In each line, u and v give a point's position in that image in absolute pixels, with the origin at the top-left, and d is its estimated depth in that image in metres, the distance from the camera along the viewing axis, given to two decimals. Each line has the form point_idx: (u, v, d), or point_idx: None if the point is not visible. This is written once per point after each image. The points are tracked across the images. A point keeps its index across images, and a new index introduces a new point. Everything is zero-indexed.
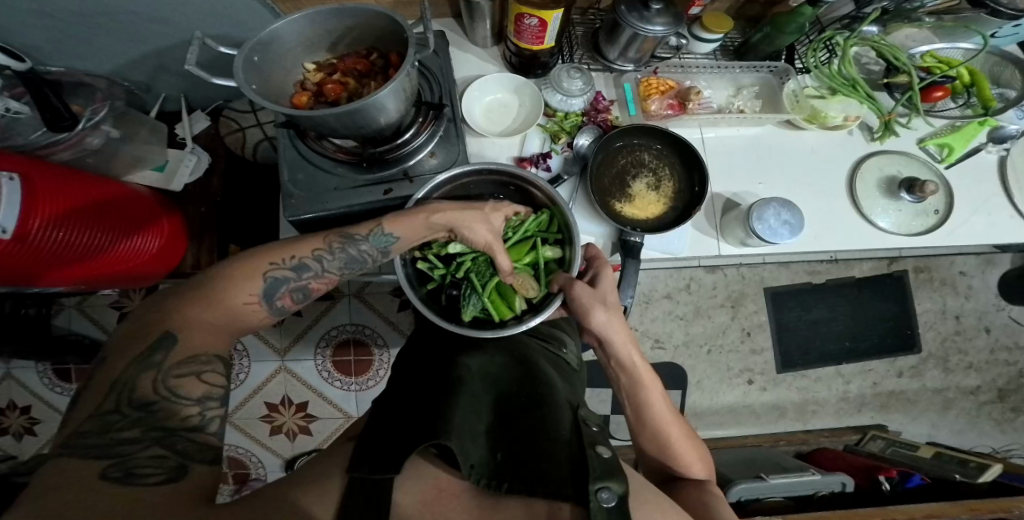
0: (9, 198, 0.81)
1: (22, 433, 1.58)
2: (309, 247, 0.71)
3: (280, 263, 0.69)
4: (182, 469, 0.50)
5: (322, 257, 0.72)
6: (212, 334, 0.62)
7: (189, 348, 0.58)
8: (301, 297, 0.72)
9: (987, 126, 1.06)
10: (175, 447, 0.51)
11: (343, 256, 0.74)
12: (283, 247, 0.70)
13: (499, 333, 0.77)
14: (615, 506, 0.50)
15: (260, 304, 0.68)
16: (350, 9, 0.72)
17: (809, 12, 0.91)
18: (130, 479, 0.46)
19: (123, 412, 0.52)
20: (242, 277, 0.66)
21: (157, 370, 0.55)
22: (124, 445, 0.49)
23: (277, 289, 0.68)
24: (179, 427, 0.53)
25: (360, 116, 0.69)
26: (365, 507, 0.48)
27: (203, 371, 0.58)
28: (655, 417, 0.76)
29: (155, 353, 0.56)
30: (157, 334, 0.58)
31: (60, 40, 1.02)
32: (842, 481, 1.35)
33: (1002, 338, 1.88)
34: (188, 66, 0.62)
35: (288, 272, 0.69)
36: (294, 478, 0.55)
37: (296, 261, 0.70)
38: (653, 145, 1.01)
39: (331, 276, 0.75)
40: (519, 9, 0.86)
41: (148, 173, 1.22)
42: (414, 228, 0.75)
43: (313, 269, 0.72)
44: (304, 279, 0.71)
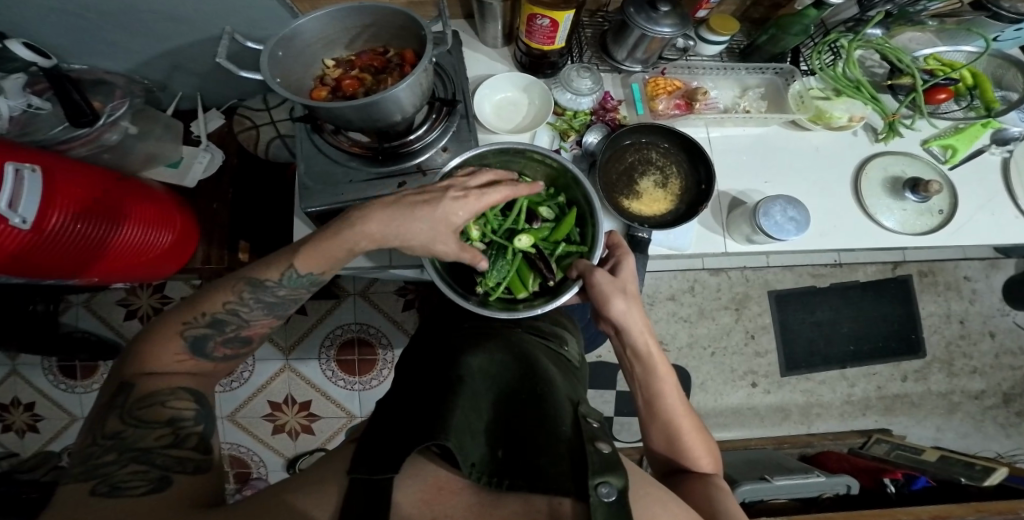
0: (31, 193, 0.82)
1: (24, 430, 1.59)
2: (218, 302, 0.69)
3: (195, 321, 0.67)
4: (164, 480, 0.51)
5: (237, 308, 0.70)
6: (170, 376, 0.63)
7: (147, 386, 0.60)
8: (238, 343, 0.71)
9: (990, 127, 1.08)
10: (154, 461, 0.53)
11: (259, 301, 0.71)
12: (192, 307, 0.68)
13: (512, 314, 0.80)
14: (615, 501, 0.49)
15: (194, 358, 0.67)
16: (369, 8, 0.74)
17: (814, 13, 0.94)
18: (114, 492, 0.48)
19: (99, 443, 0.54)
20: (163, 339, 0.65)
21: (120, 410, 0.57)
22: (105, 465, 0.51)
23: (205, 344, 0.68)
24: (154, 445, 0.55)
25: (376, 109, 0.70)
26: (366, 510, 0.47)
27: (168, 399, 0.60)
28: (667, 409, 0.77)
29: (117, 397, 0.59)
30: (116, 385, 0.61)
31: (81, 38, 1.04)
32: (847, 483, 1.35)
33: (1005, 342, 1.88)
34: (220, 59, 0.64)
35: (207, 328, 0.68)
36: (298, 478, 0.54)
37: (211, 317, 0.68)
38: (660, 143, 1.02)
39: (264, 320, 0.73)
40: (530, 8, 0.87)
41: (162, 169, 1.25)
42: (331, 256, 0.72)
43: (234, 322, 0.70)
44: (231, 332, 0.70)
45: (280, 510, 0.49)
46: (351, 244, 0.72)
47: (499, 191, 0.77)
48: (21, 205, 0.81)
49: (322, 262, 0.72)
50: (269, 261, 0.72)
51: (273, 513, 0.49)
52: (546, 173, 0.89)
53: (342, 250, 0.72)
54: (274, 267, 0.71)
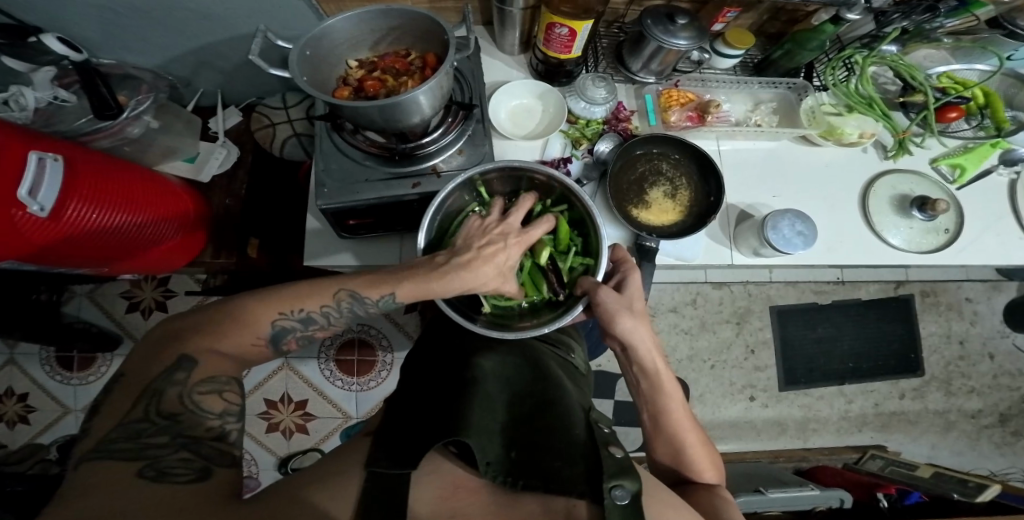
0: (51, 182, 0.83)
1: (16, 421, 1.57)
2: (319, 302, 0.67)
3: (290, 313, 0.66)
4: (207, 472, 0.52)
5: (330, 312, 0.69)
6: (226, 359, 0.62)
7: (210, 367, 0.59)
8: (304, 342, 0.72)
9: (999, 148, 1.09)
10: (201, 452, 0.54)
11: (350, 310, 0.70)
12: (294, 296, 0.67)
13: (519, 336, 0.77)
14: (629, 504, 0.50)
15: (266, 344, 0.67)
16: (396, 11, 0.76)
17: (830, 29, 0.96)
18: (162, 477, 0.49)
19: (151, 421, 0.54)
20: (251, 320, 0.64)
21: (181, 386, 0.56)
22: (156, 448, 0.51)
23: (283, 337, 0.68)
24: (203, 436, 0.55)
25: (397, 111, 0.71)
26: (385, 501, 0.48)
27: (224, 389, 0.60)
28: (672, 423, 0.78)
29: (177, 371, 0.57)
30: (174, 355, 0.58)
31: (110, 33, 1.05)
32: (840, 496, 1.35)
33: (1005, 364, 1.88)
34: (252, 56, 0.65)
35: (296, 322, 0.67)
36: (313, 475, 0.54)
37: (304, 314, 0.67)
38: (671, 155, 1.04)
39: (337, 329, 0.74)
40: (550, 17, 0.89)
41: (178, 163, 1.27)
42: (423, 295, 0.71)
43: (319, 322, 0.70)
44: (310, 329, 0.70)
45: (299, 508, 0.48)
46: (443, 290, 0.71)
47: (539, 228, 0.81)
48: (41, 193, 0.81)
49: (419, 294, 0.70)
50: (373, 276, 0.69)
51: (290, 505, 0.49)
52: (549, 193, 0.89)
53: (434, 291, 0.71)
54: (379, 288, 0.69)
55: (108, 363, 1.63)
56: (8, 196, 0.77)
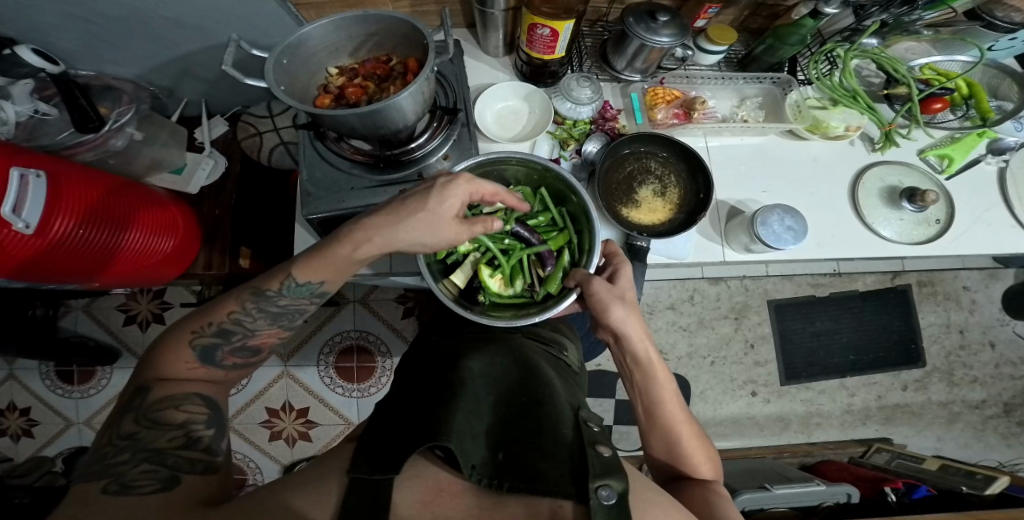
0: (34, 197, 0.82)
1: (19, 435, 1.57)
2: (225, 310, 0.68)
3: (202, 330, 0.66)
4: (173, 480, 0.51)
5: (240, 318, 0.69)
6: (184, 383, 0.63)
7: (163, 390, 0.60)
8: (244, 353, 0.70)
9: (986, 137, 1.09)
10: (165, 462, 0.53)
11: (261, 310, 0.70)
12: (200, 315, 0.68)
13: (512, 323, 0.80)
14: (615, 504, 0.50)
15: (203, 367, 0.66)
16: (373, 16, 0.76)
17: (810, 24, 0.95)
18: (125, 491, 0.48)
19: (114, 444, 0.54)
20: (171, 347, 0.65)
21: (135, 412, 0.57)
22: (118, 465, 0.51)
23: (214, 353, 0.67)
24: (167, 446, 0.55)
25: (379, 117, 0.71)
26: (365, 508, 0.47)
27: (182, 403, 0.60)
28: (666, 417, 0.77)
29: (135, 398, 0.59)
30: (132, 389, 0.60)
31: (91, 44, 1.05)
32: (847, 491, 1.35)
33: (1006, 353, 1.88)
34: (226, 66, 0.65)
35: (214, 337, 0.67)
36: (294, 479, 0.54)
37: (216, 326, 0.67)
38: (660, 152, 1.03)
39: (269, 329, 0.72)
40: (531, 18, 0.89)
41: (166, 175, 1.25)
42: (334, 266, 0.71)
43: (239, 331, 0.69)
44: (238, 339, 0.69)
45: (274, 508, 0.49)
46: (350, 250, 0.70)
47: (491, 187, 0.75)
48: (25, 209, 0.81)
49: (320, 271, 0.71)
50: (270, 272, 0.72)
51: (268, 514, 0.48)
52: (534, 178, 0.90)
53: (342, 260, 0.71)
54: (277, 276, 0.71)
55: (107, 376, 1.63)
56: None
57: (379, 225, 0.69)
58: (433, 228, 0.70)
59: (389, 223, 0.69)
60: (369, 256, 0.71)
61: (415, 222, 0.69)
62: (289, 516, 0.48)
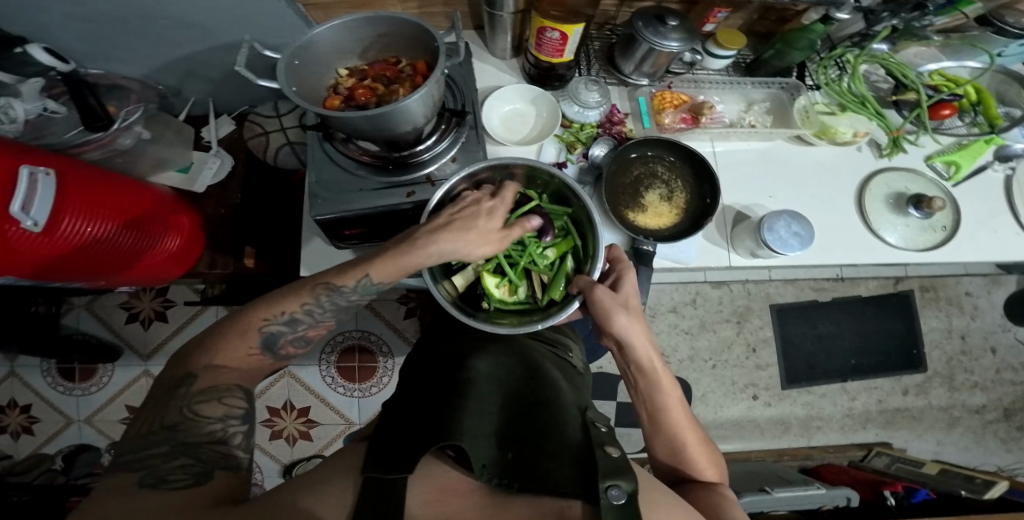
0: (43, 195, 0.82)
1: (19, 433, 1.57)
2: (297, 301, 0.67)
3: (273, 318, 0.66)
4: (205, 476, 0.52)
5: (311, 310, 0.68)
6: (229, 371, 0.62)
7: (208, 380, 0.59)
8: (302, 344, 0.70)
9: (993, 144, 1.09)
10: (199, 456, 0.53)
11: (332, 304, 0.69)
12: (272, 302, 0.67)
13: (515, 330, 0.79)
14: (625, 504, 0.49)
15: (262, 354, 0.66)
16: (382, 18, 0.76)
17: (819, 28, 0.96)
18: (159, 485, 0.49)
19: (155, 432, 0.54)
20: (240, 330, 0.64)
21: (178, 401, 0.57)
22: (153, 458, 0.51)
23: (276, 340, 0.66)
24: (203, 440, 0.55)
25: (388, 120, 0.71)
26: (375, 507, 0.47)
27: (224, 395, 0.59)
28: (671, 422, 0.77)
29: (180, 386, 0.58)
30: (179, 374, 0.59)
31: (99, 43, 1.05)
32: (846, 495, 1.35)
33: (1007, 358, 1.88)
34: (238, 68, 0.65)
35: (282, 326, 0.66)
36: (300, 481, 0.54)
37: (287, 316, 0.67)
38: (666, 157, 1.03)
39: (327, 322, 0.72)
40: (540, 22, 0.89)
41: (172, 174, 1.25)
42: (405, 270, 0.70)
43: (306, 320, 0.68)
44: (301, 330, 0.69)
45: (285, 509, 0.49)
46: (422, 259, 0.70)
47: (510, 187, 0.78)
48: (34, 207, 0.81)
49: (395, 273, 0.70)
50: (343, 266, 0.70)
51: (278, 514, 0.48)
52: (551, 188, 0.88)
53: (415, 263, 0.71)
54: (351, 272, 0.69)
55: (109, 373, 1.62)
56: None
57: (454, 234, 0.71)
58: (489, 240, 0.74)
59: (461, 232, 0.71)
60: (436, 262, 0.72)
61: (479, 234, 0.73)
62: (300, 516, 0.48)
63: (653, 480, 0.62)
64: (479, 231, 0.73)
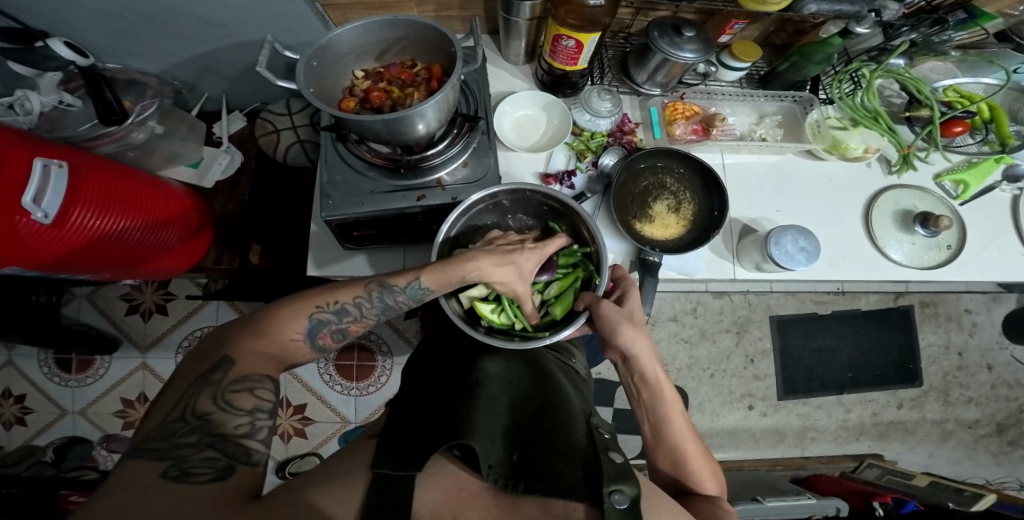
0: (55, 187, 0.82)
1: (12, 423, 1.56)
2: (350, 292, 0.71)
3: (325, 305, 0.69)
4: (230, 470, 0.50)
5: (361, 302, 0.71)
6: (262, 361, 0.62)
7: (243, 367, 0.59)
8: (340, 337, 0.72)
9: (1002, 163, 1.09)
10: (225, 450, 0.52)
11: (381, 301, 0.72)
12: (329, 290, 0.70)
13: (524, 345, 0.76)
14: (628, 508, 0.50)
15: (303, 341, 0.68)
16: (402, 21, 0.76)
17: (839, 43, 0.96)
18: (184, 477, 0.47)
19: (185, 421, 0.53)
20: (289, 314, 0.67)
21: (214, 388, 0.56)
22: (180, 448, 0.50)
23: (319, 329, 0.69)
24: (231, 432, 0.54)
25: (402, 124, 0.71)
26: (389, 505, 0.48)
27: (257, 387, 0.59)
28: (673, 435, 0.77)
29: (214, 372, 0.58)
30: (214, 359, 0.59)
31: (118, 38, 1.05)
32: (836, 505, 1.36)
33: (1003, 375, 1.88)
34: (259, 68, 0.65)
35: (331, 314, 0.69)
36: (306, 478, 0.54)
37: (338, 305, 0.70)
38: (676, 169, 1.04)
39: (371, 320, 0.74)
40: (557, 29, 0.89)
41: (183, 169, 1.26)
42: (448, 281, 0.72)
43: (353, 313, 0.71)
44: (344, 322, 0.71)
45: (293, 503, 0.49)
46: (462, 271, 0.73)
47: (554, 241, 0.82)
48: (45, 199, 0.81)
49: (442, 287, 0.73)
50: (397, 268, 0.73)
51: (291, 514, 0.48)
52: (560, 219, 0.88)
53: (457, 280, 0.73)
54: (404, 274, 0.72)
55: (106, 365, 1.62)
56: (13, 203, 0.76)
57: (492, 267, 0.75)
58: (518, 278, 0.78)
59: (499, 264, 0.75)
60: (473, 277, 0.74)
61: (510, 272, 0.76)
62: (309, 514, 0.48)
63: (654, 487, 0.63)
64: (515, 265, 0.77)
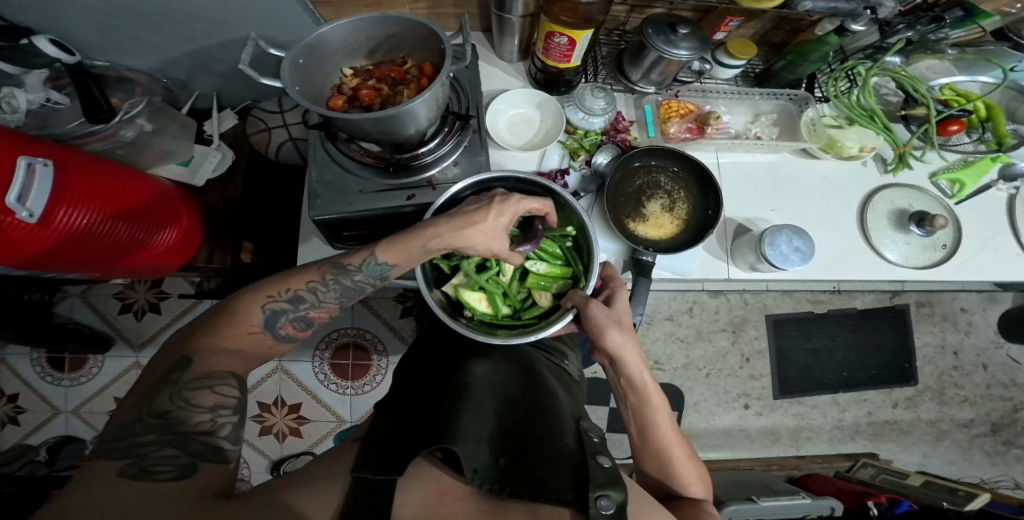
0: (41, 186, 0.81)
1: (5, 422, 1.55)
2: (304, 278, 0.69)
3: (277, 295, 0.67)
4: (192, 467, 0.50)
5: (316, 288, 0.69)
6: (228, 357, 0.62)
7: (203, 366, 0.58)
8: (304, 326, 0.69)
9: (999, 162, 1.09)
10: (187, 448, 0.52)
11: (337, 285, 0.70)
12: (278, 280, 0.68)
13: (508, 340, 0.76)
14: (613, 514, 0.49)
15: (262, 334, 0.66)
16: (392, 19, 0.75)
17: (834, 41, 0.96)
18: (144, 475, 0.47)
19: (143, 421, 0.53)
20: (241, 311, 0.65)
21: (171, 389, 0.55)
22: (141, 446, 0.50)
23: (277, 320, 0.66)
24: (191, 431, 0.53)
25: (392, 122, 0.70)
26: (369, 509, 0.47)
27: (217, 384, 0.58)
28: (659, 438, 0.76)
29: (173, 373, 0.57)
30: (173, 360, 0.58)
31: (106, 35, 1.04)
32: (831, 505, 1.35)
33: (998, 375, 1.89)
34: (242, 66, 0.64)
35: (286, 303, 0.67)
36: (285, 479, 0.53)
37: (292, 293, 0.67)
38: (669, 167, 1.03)
39: (334, 305, 0.72)
40: (551, 26, 0.88)
41: (173, 167, 1.23)
42: (408, 252, 0.71)
43: (309, 299, 0.69)
44: (303, 309, 0.69)
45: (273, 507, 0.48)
46: (424, 241, 0.71)
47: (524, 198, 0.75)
48: (31, 198, 0.80)
49: (401, 256, 0.71)
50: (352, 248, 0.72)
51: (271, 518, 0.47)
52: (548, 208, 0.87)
53: (417, 249, 0.71)
54: (359, 253, 0.71)
55: (99, 364, 1.61)
56: None
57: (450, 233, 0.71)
58: (485, 243, 0.73)
59: (460, 229, 0.71)
60: (439, 249, 0.72)
61: (474, 234, 0.72)
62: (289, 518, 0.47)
63: (642, 491, 0.62)
64: (481, 226, 0.72)
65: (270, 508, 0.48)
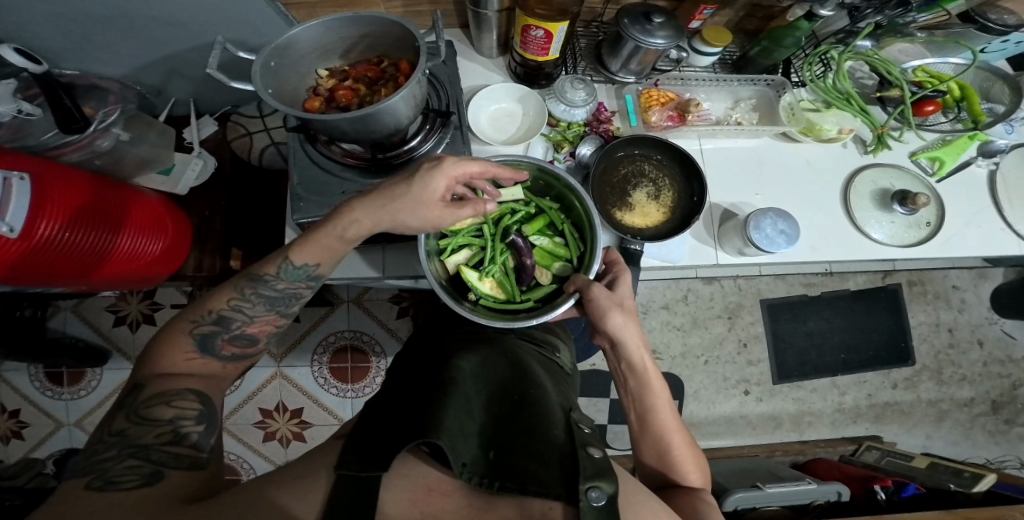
0: (18, 200, 0.81)
1: (8, 437, 1.55)
2: (224, 298, 0.70)
3: (201, 319, 0.68)
4: (158, 475, 0.51)
5: (240, 305, 0.71)
6: (182, 379, 0.63)
7: (154, 387, 0.61)
8: (243, 342, 0.71)
9: (978, 140, 1.10)
10: (150, 457, 0.53)
11: (258, 295, 0.72)
12: (200, 304, 0.70)
13: (510, 325, 0.77)
14: (605, 506, 0.50)
15: (200, 357, 0.67)
16: (364, 17, 0.75)
17: (805, 26, 0.96)
18: (109, 486, 0.49)
19: (103, 441, 0.55)
20: (173, 337, 0.67)
21: (128, 409, 0.58)
22: (102, 462, 0.51)
23: (211, 343, 0.68)
24: (154, 442, 0.55)
25: (371, 121, 0.70)
26: (354, 503, 0.48)
27: (174, 398, 0.60)
28: (658, 424, 0.77)
29: (127, 397, 0.60)
30: (128, 386, 0.61)
31: (76, 44, 1.04)
32: (837, 490, 1.36)
33: (994, 351, 1.90)
34: (210, 70, 0.64)
35: (213, 326, 0.68)
36: (268, 479, 0.53)
37: (216, 315, 0.69)
38: (654, 155, 1.03)
39: (266, 317, 0.73)
40: (526, 20, 0.89)
41: (154, 176, 1.21)
42: (323, 247, 0.71)
43: (238, 319, 0.70)
44: (238, 328, 0.70)
45: (258, 504, 0.49)
46: (339, 230, 0.71)
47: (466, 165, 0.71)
48: (9, 213, 0.80)
49: (315, 254, 0.72)
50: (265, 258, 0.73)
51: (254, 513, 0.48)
52: (547, 186, 0.89)
53: (332, 240, 0.71)
54: (272, 261, 0.72)
55: (97, 377, 1.60)
56: None
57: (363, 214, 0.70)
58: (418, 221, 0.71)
59: (377, 207, 0.70)
60: (356, 234, 0.72)
61: (395, 211, 0.70)
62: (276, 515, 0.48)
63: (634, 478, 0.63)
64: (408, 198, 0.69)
65: (251, 507, 0.48)
